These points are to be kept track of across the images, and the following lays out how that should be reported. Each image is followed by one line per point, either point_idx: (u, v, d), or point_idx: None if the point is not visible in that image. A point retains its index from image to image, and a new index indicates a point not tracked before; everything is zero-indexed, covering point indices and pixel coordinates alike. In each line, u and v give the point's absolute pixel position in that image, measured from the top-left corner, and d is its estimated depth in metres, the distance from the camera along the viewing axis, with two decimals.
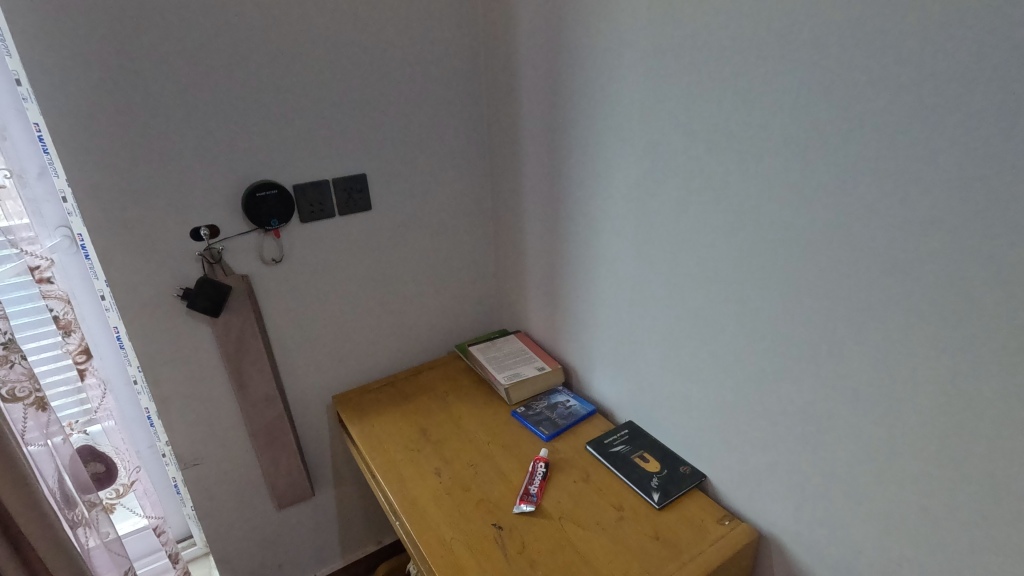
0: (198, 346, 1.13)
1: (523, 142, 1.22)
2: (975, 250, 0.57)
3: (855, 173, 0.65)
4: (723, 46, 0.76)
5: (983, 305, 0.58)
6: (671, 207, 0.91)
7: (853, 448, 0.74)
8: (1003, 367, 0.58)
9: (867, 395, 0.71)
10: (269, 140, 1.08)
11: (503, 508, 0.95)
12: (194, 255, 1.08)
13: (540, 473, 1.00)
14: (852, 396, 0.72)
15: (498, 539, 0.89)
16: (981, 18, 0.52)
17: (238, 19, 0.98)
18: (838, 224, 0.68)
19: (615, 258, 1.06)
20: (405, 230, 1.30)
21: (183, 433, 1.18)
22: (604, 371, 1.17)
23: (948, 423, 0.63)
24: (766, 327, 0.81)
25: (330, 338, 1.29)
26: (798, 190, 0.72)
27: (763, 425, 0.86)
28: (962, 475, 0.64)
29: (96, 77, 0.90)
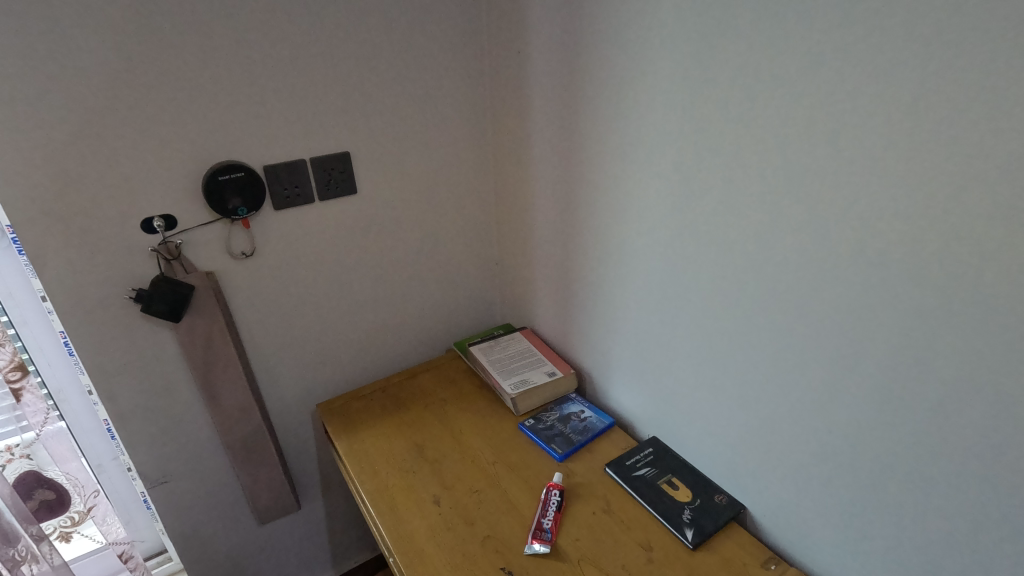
0: (158, 353, 0.98)
1: (532, 114, 1.06)
2: None
3: (978, 164, 0.50)
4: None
5: None
6: (717, 197, 0.75)
7: (943, 500, 0.61)
8: None
9: (970, 439, 0.57)
10: (232, 113, 0.91)
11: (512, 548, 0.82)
12: (146, 250, 0.91)
13: (554, 505, 0.87)
14: (945, 441, 0.58)
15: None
16: None
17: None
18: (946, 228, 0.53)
19: (641, 254, 0.91)
20: (396, 216, 1.14)
21: (147, 449, 1.04)
22: (624, 380, 1.03)
23: None
24: (832, 347, 0.66)
25: (313, 339, 1.14)
26: (893, 184, 0.56)
27: (820, 460, 0.72)
28: None
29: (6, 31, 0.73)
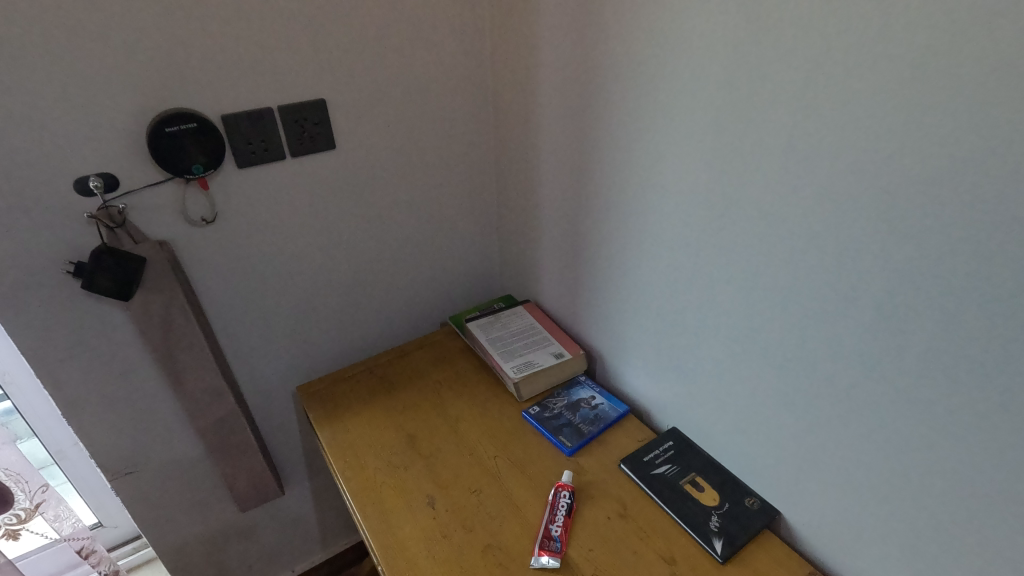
0: (110, 335, 0.86)
1: (538, 53, 0.89)
2: None
3: None
4: None
5: None
6: (771, 153, 0.61)
7: None
8: None
9: None
10: (179, 50, 0.75)
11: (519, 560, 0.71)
12: (84, 216, 0.77)
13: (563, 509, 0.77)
14: None
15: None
16: None
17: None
18: None
19: (668, 222, 0.77)
20: (382, 175, 0.99)
21: (106, 439, 0.93)
22: (640, 364, 0.92)
23: None
24: (912, 348, 0.55)
25: (291, 315, 1.02)
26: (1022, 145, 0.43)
27: (877, 474, 0.62)
28: None
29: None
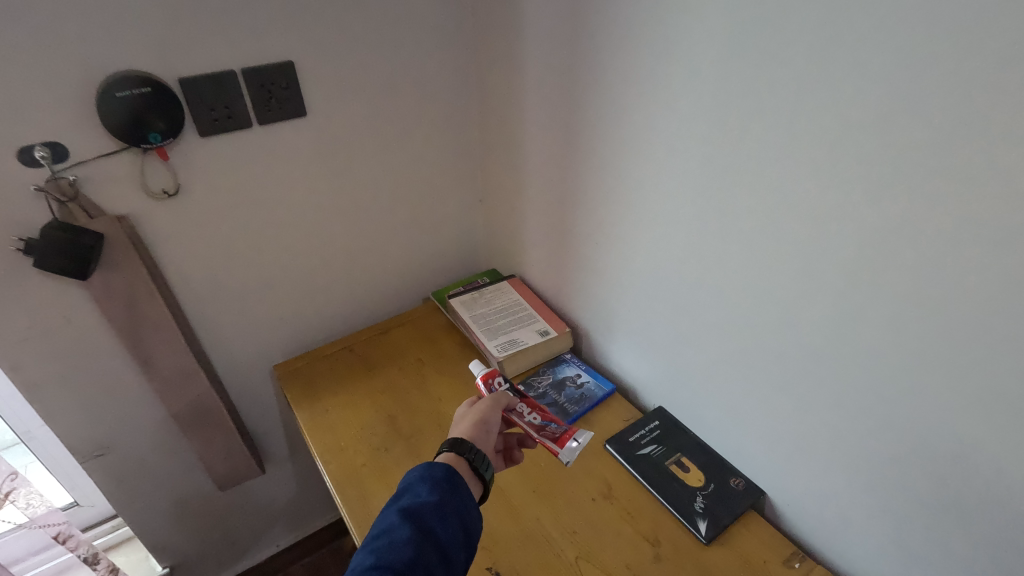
0: (69, 317, 0.81)
1: (521, 7, 0.83)
2: None
3: None
4: None
5: None
6: (766, 122, 0.56)
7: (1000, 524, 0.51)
8: None
9: None
10: (124, 11, 0.68)
11: (473, 426, 0.65)
12: (31, 189, 0.71)
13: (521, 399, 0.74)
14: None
15: (461, 458, 0.59)
16: None
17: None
18: None
19: (655, 196, 0.73)
20: (356, 146, 0.94)
21: (73, 422, 0.90)
22: (626, 343, 0.90)
23: None
24: (891, 331, 0.53)
25: (265, 292, 0.97)
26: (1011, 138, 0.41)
27: (856, 460, 0.61)
28: None
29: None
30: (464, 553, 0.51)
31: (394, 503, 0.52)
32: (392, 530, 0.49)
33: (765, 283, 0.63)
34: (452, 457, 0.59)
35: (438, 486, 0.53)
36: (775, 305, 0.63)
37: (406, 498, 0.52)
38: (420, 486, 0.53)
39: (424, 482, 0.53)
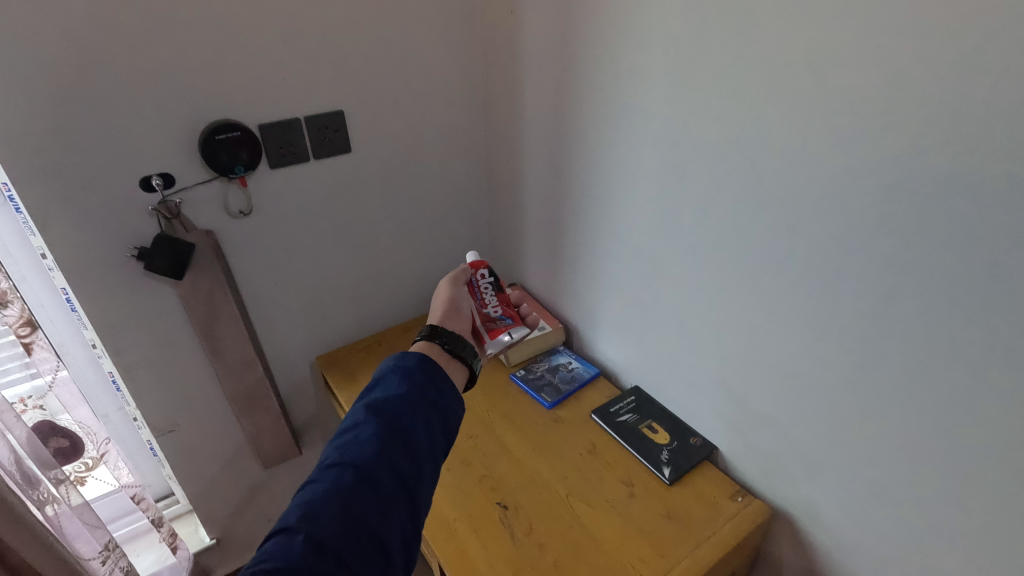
0: (163, 311, 1.02)
1: (524, 72, 1.07)
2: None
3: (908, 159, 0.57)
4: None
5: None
6: (699, 161, 0.80)
7: (864, 441, 0.72)
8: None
9: (887, 392, 0.67)
10: (228, 77, 0.91)
11: (444, 307, 0.81)
12: (146, 209, 0.93)
13: (489, 291, 0.88)
14: (876, 395, 0.68)
15: (434, 342, 0.73)
16: None
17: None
18: (881, 216, 0.61)
19: (627, 215, 0.97)
20: (389, 177, 1.17)
21: (155, 400, 1.09)
22: (609, 334, 1.12)
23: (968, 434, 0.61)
24: (787, 306, 0.75)
25: (312, 295, 1.19)
26: (842, 172, 0.64)
27: (774, 407, 0.83)
28: (972, 484, 0.62)
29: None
30: (434, 421, 0.63)
31: (368, 394, 0.63)
32: (365, 417, 0.60)
33: (707, 277, 0.86)
34: (424, 343, 0.73)
35: (402, 378, 0.64)
36: (714, 293, 0.85)
37: (378, 390, 0.64)
38: (389, 379, 0.65)
39: (393, 373, 0.65)
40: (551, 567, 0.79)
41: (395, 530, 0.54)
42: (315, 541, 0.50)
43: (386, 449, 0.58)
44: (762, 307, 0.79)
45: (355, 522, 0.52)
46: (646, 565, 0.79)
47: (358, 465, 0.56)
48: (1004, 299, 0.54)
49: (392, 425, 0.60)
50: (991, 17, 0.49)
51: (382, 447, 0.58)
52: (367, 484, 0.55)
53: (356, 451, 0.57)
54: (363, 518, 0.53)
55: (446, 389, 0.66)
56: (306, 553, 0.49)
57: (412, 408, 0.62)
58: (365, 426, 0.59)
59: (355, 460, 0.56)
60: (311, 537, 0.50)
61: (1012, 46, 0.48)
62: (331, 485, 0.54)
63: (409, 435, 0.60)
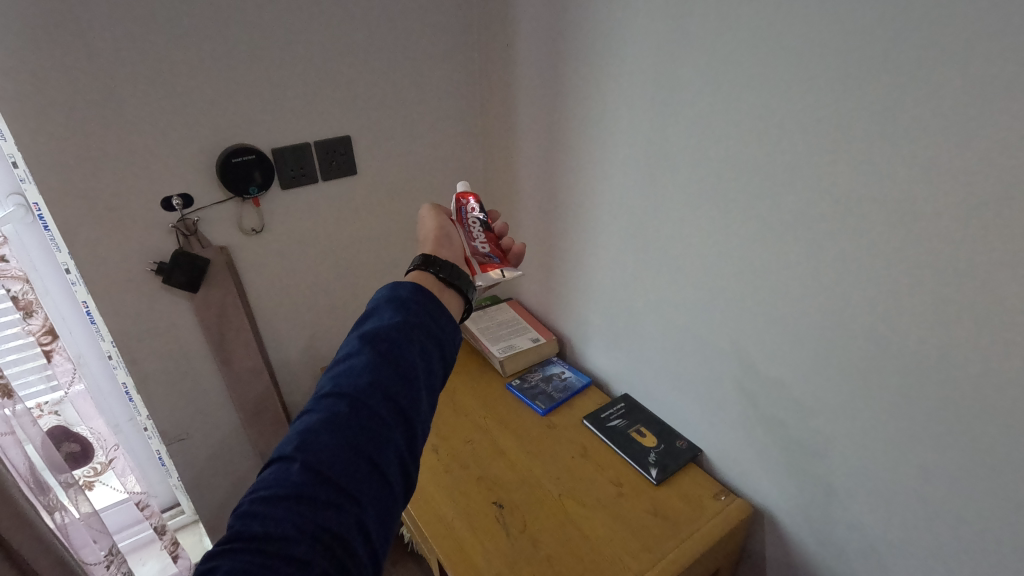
0: (178, 323, 1.08)
1: (519, 102, 1.16)
2: (956, 272, 0.60)
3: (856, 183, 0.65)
4: (739, 36, 0.72)
5: (964, 327, 0.61)
6: (678, 184, 0.89)
7: (832, 438, 0.79)
8: (976, 387, 0.62)
9: (850, 391, 0.74)
10: (247, 108, 0.99)
11: (437, 237, 0.84)
12: (166, 227, 1.00)
13: (477, 225, 0.92)
14: (841, 395, 0.76)
15: (428, 270, 0.75)
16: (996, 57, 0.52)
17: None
18: (835, 232, 0.69)
19: (615, 233, 1.05)
20: (392, 198, 1.25)
21: (167, 409, 1.15)
22: (600, 344, 1.19)
23: (920, 428, 0.68)
24: (761, 315, 0.83)
25: (318, 308, 1.26)
26: (801, 193, 0.72)
27: (751, 409, 0.90)
28: (925, 473, 0.70)
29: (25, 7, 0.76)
30: (427, 351, 0.64)
31: (361, 327, 0.64)
32: (359, 347, 0.60)
33: (688, 289, 0.94)
34: (419, 274, 0.74)
35: (396, 309, 0.65)
36: (696, 305, 0.93)
37: (372, 322, 0.64)
38: (383, 311, 0.65)
39: (386, 305, 0.66)
40: (545, 561, 0.84)
41: (393, 456, 0.54)
42: (311, 466, 0.50)
43: (381, 373, 0.58)
44: (738, 316, 0.87)
45: (350, 447, 0.52)
46: (635, 558, 0.84)
47: (353, 392, 0.56)
48: (938, 311, 0.62)
49: (387, 353, 0.60)
50: (922, 67, 0.57)
51: (377, 374, 0.58)
52: (363, 410, 0.54)
53: (351, 379, 0.57)
54: (361, 442, 0.52)
55: (440, 321, 0.68)
56: (303, 477, 0.49)
57: (406, 338, 0.62)
58: (359, 356, 0.59)
59: (351, 389, 0.56)
60: (307, 462, 0.50)
61: (938, 93, 0.56)
62: (327, 414, 0.54)
63: (404, 363, 0.60)
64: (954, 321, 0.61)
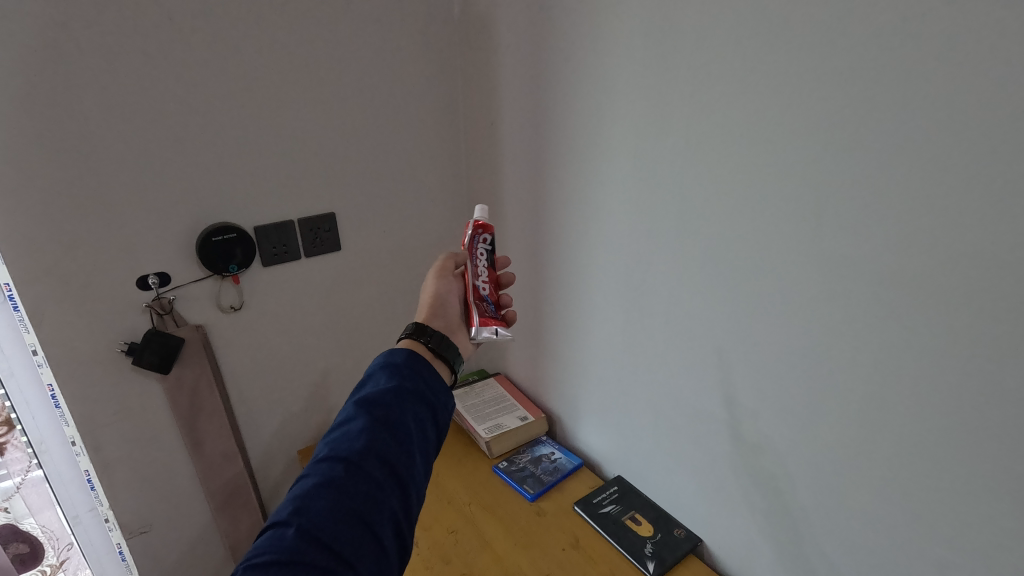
0: (147, 404, 1.03)
1: (504, 178, 1.19)
2: (948, 347, 0.58)
3: (840, 258, 0.65)
4: (713, 119, 0.75)
5: (966, 405, 0.58)
6: (665, 258, 0.89)
7: (840, 526, 0.73)
8: (987, 469, 0.58)
9: (854, 475, 0.70)
10: (232, 187, 1.00)
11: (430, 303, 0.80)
12: (141, 305, 0.97)
13: (484, 258, 0.85)
14: (847, 479, 0.71)
15: (419, 339, 0.70)
16: (963, 138, 0.53)
17: (193, 21, 0.88)
18: (826, 306, 0.68)
19: (603, 303, 1.04)
20: (377, 273, 1.24)
21: (129, 499, 1.07)
22: (591, 422, 1.14)
23: (933, 514, 0.64)
24: (756, 390, 0.80)
25: (298, 386, 1.22)
26: (788, 268, 0.71)
27: (751, 494, 0.85)
28: (946, 566, 0.64)
29: (14, 89, 0.78)
30: (425, 414, 0.61)
31: (358, 391, 0.60)
32: (355, 412, 0.58)
33: (681, 362, 0.91)
34: (410, 342, 0.70)
35: (392, 372, 0.62)
36: (689, 381, 0.90)
37: (367, 387, 0.61)
38: (379, 375, 0.62)
39: (382, 370, 0.62)
40: None
41: (388, 521, 0.53)
42: (306, 532, 0.49)
43: (376, 438, 0.55)
44: (733, 391, 0.84)
45: (345, 512, 0.50)
46: None
47: (348, 456, 0.54)
48: (936, 389, 0.60)
49: (384, 417, 0.57)
50: (890, 141, 0.58)
51: (372, 439, 0.55)
52: (359, 475, 0.52)
53: (346, 445, 0.55)
54: (357, 508, 0.51)
55: (437, 382, 0.64)
56: (296, 543, 0.48)
57: (404, 401, 0.59)
58: (354, 421, 0.57)
59: (347, 453, 0.54)
60: (303, 529, 0.49)
61: (907, 173, 0.57)
62: (323, 478, 0.52)
63: (400, 426, 0.57)
64: (952, 398, 0.59)
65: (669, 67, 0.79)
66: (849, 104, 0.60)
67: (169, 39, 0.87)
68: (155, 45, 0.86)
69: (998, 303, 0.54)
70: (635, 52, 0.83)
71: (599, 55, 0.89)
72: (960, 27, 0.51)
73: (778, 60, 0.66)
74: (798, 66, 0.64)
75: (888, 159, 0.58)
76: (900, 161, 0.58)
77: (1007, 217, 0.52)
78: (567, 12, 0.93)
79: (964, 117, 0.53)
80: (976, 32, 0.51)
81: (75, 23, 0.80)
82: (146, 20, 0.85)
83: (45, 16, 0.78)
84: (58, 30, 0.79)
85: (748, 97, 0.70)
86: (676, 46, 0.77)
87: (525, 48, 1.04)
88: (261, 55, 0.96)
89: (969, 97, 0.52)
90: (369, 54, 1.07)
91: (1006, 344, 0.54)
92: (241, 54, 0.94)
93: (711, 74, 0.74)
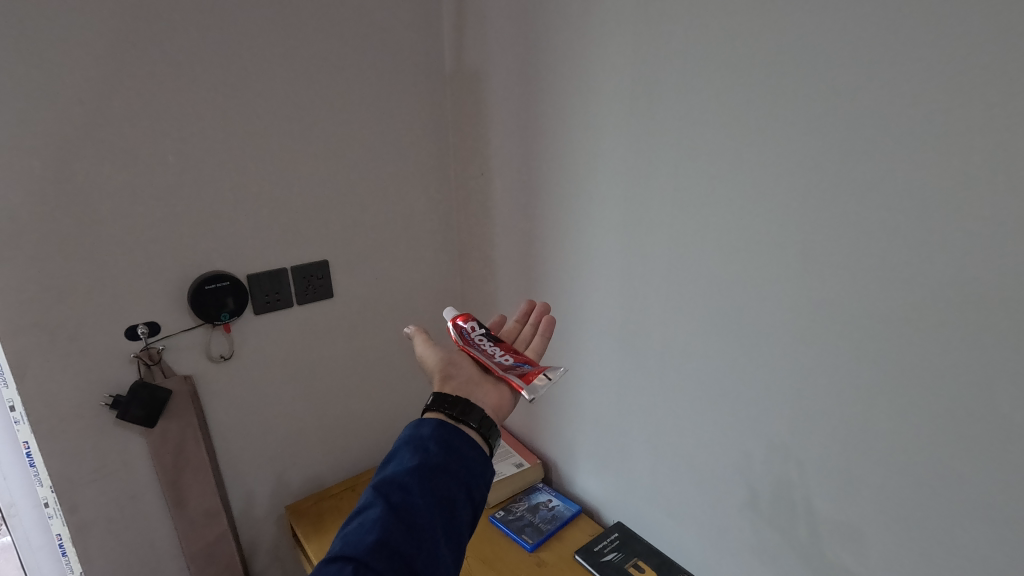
0: (129, 459, 0.99)
1: (495, 223, 1.22)
2: (940, 366, 0.60)
3: (830, 287, 0.68)
4: (702, 159, 0.79)
5: (963, 422, 0.59)
6: (659, 295, 0.90)
7: (854, 557, 0.72)
8: (993, 484, 0.58)
9: (863, 503, 0.70)
10: (226, 235, 1.01)
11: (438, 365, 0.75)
12: (129, 356, 0.95)
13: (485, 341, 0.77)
14: (856, 508, 0.71)
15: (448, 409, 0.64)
16: (936, 167, 0.57)
17: (193, 77, 0.92)
18: (818, 335, 0.70)
19: (599, 345, 1.04)
20: (369, 319, 1.24)
21: (103, 563, 1.00)
22: (590, 468, 1.12)
23: (946, 537, 0.63)
24: (756, 422, 0.80)
25: (287, 436, 1.18)
26: (780, 297, 0.73)
27: (759, 532, 0.83)
28: None
29: (15, 142, 0.80)
30: (455, 497, 0.57)
31: (383, 469, 0.58)
32: (374, 497, 0.55)
33: (681, 400, 0.91)
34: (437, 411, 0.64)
35: (416, 449, 0.58)
36: (689, 419, 0.90)
37: (391, 465, 0.58)
38: (403, 452, 0.59)
39: (407, 446, 0.59)
40: None
41: None
42: None
43: (391, 533, 0.53)
44: (733, 425, 0.83)
45: None
46: None
47: (359, 556, 0.51)
48: (933, 410, 0.61)
49: (402, 509, 0.54)
50: (867, 175, 0.62)
51: (387, 534, 0.52)
52: None
53: (358, 540, 0.52)
54: None
55: (469, 457, 0.60)
56: None
57: (427, 485, 0.56)
58: (370, 510, 0.54)
59: (358, 551, 0.51)
60: None
61: (887, 204, 0.61)
62: None
63: (419, 516, 0.54)
64: (951, 416, 0.60)
65: (654, 114, 0.84)
66: (825, 143, 0.65)
67: (169, 92, 0.90)
68: (155, 98, 0.89)
69: (985, 321, 0.56)
70: (621, 101, 0.88)
71: (585, 104, 0.94)
72: (915, 72, 0.57)
73: (757, 104, 0.71)
74: (775, 110, 0.69)
75: (870, 194, 0.62)
76: (883, 196, 0.61)
77: (984, 237, 0.55)
78: (553, 65, 0.99)
79: (933, 150, 0.57)
80: (932, 76, 0.56)
81: (81, 79, 0.83)
82: (149, 77, 0.88)
83: (51, 74, 0.81)
84: (60, 84, 0.82)
85: (731, 139, 0.74)
86: (660, 94, 0.82)
87: (513, 97, 1.09)
88: (260, 107, 1.00)
89: (936, 130, 0.56)
90: (361, 105, 1.11)
91: (996, 360, 0.56)
92: (239, 106, 0.98)
93: (695, 118, 0.78)
